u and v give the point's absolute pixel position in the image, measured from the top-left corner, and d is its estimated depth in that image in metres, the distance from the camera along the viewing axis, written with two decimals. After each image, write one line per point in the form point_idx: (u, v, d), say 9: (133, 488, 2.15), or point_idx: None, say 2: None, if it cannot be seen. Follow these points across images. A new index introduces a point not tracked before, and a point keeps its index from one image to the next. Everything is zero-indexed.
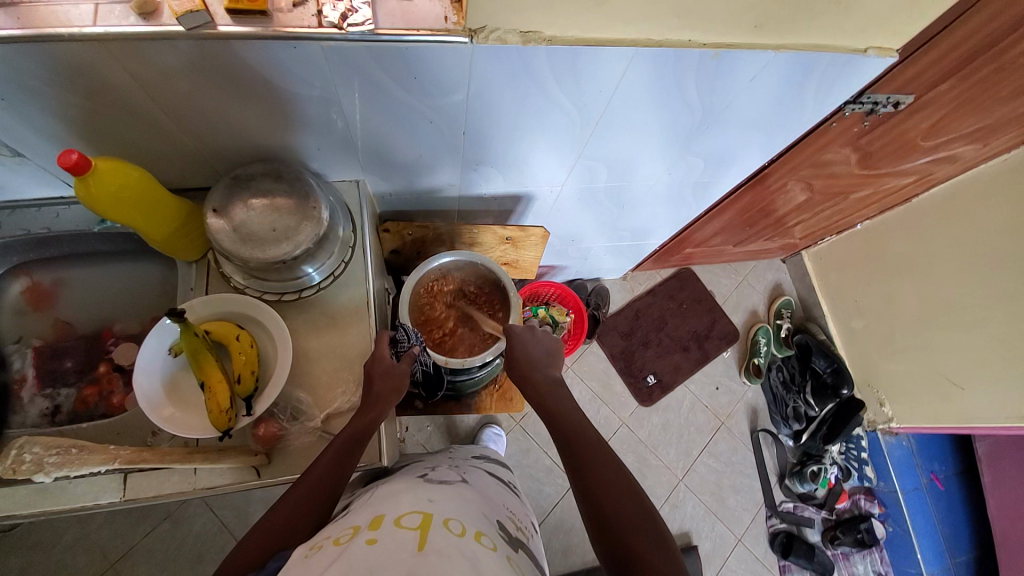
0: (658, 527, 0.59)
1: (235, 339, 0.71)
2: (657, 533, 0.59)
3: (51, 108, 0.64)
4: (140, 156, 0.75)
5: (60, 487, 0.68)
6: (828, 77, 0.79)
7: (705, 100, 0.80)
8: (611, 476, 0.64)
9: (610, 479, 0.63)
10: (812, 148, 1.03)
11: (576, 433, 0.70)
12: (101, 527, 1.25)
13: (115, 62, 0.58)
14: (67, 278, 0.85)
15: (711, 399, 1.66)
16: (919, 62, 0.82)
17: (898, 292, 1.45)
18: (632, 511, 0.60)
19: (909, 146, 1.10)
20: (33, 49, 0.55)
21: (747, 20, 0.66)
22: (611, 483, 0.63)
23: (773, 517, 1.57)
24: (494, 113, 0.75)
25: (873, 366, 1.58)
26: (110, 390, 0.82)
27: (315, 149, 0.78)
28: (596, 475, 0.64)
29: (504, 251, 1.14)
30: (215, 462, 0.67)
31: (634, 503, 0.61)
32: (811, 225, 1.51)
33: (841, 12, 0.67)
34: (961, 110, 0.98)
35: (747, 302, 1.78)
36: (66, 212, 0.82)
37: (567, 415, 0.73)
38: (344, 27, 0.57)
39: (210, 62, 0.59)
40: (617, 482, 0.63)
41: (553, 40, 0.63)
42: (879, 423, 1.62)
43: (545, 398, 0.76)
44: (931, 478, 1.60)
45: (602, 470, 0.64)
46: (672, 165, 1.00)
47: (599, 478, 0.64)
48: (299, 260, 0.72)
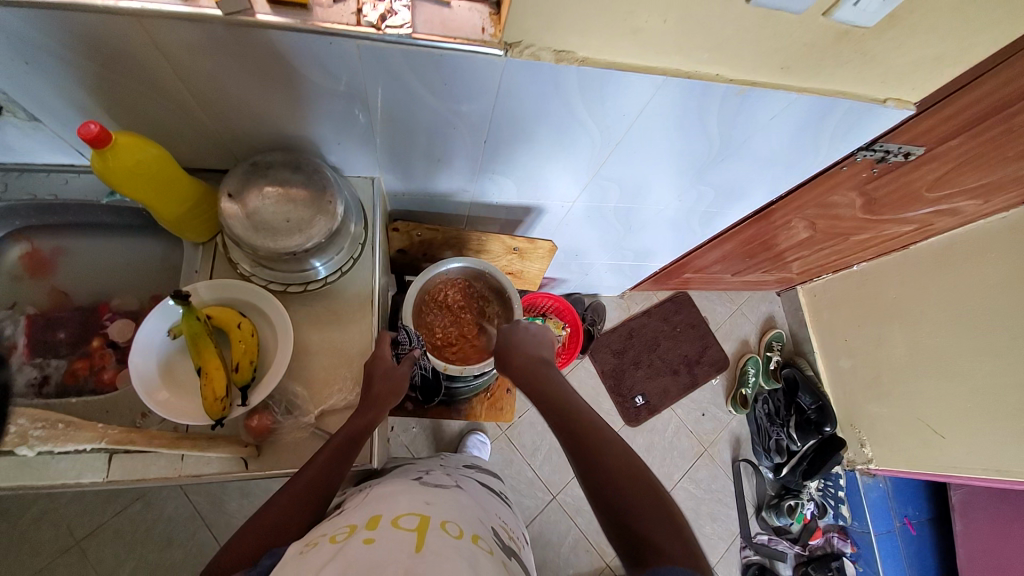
0: (671, 510, 0.57)
1: (236, 326, 0.70)
2: (672, 518, 0.56)
3: (76, 77, 0.63)
4: (157, 133, 0.74)
5: (42, 462, 0.66)
6: (845, 123, 0.81)
7: (724, 133, 0.81)
8: (616, 460, 0.61)
9: (616, 463, 0.61)
10: (820, 189, 1.05)
11: (577, 416, 0.67)
12: (69, 503, 1.22)
13: (146, 36, 0.57)
14: (68, 247, 0.84)
15: (697, 425, 1.67)
16: (932, 118, 0.84)
17: (889, 336, 1.48)
18: (642, 496, 0.58)
19: (913, 195, 1.12)
20: (65, 17, 0.54)
21: (774, 61, 0.67)
22: (618, 466, 0.60)
23: (748, 548, 1.57)
24: (517, 125, 0.76)
25: (858, 407, 1.61)
26: (101, 365, 0.80)
27: (334, 142, 0.78)
28: (600, 460, 0.61)
29: (509, 260, 1.14)
30: (206, 450, 0.65)
31: (643, 488, 0.59)
32: (810, 263, 1.53)
33: (864, 63, 0.68)
34: (967, 167, 1.00)
35: (740, 331, 1.80)
36: (75, 180, 0.82)
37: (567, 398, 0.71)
38: (381, 28, 0.57)
39: (242, 48, 0.59)
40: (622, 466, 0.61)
41: (585, 61, 0.63)
42: (859, 463, 1.63)
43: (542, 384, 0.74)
44: (904, 523, 1.61)
45: (606, 454, 0.62)
46: (682, 192, 1.01)
47: (605, 463, 0.61)
48: (309, 253, 0.72)
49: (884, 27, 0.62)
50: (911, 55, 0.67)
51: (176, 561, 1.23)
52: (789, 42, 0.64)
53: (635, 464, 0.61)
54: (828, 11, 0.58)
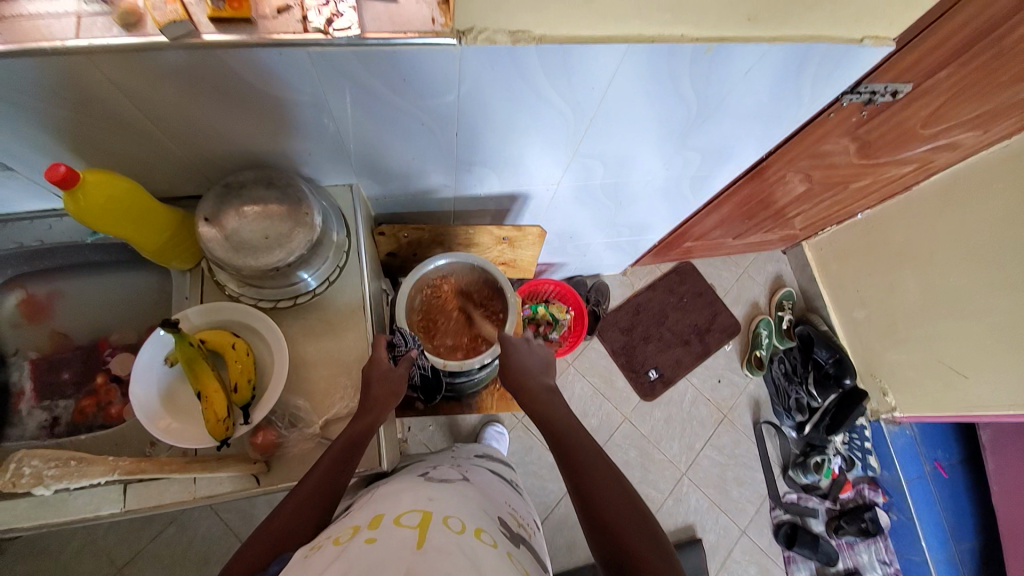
0: (654, 531, 0.59)
1: (231, 347, 0.71)
2: (657, 539, 0.58)
3: (40, 122, 0.63)
4: (130, 166, 0.74)
5: (62, 500, 0.68)
6: (824, 68, 0.78)
7: (700, 94, 0.79)
8: (606, 482, 0.64)
9: (606, 483, 0.64)
10: (811, 139, 1.02)
11: (571, 438, 0.71)
12: (107, 534, 1.26)
13: (99, 71, 0.57)
14: (63, 289, 0.85)
15: (713, 393, 1.66)
16: (916, 51, 0.80)
17: (900, 282, 1.44)
18: (627, 516, 0.60)
19: (908, 135, 1.08)
20: (16, 63, 0.54)
21: (740, 12, 0.64)
22: (607, 488, 0.63)
23: (778, 508, 1.57)
24: (486, 113, 0.74)
25: (875, 356, 1.58)
26: (108, 400, 0.82)
27: (307, 154, 0.77)
28: (591, 479, 0.65)
29: (501, 250, 1.14)
30: (215, 472, 0.67)
31: (630, 508, 0.61)
32: (811, 216, 1.50)
33: (834, 3, 0.65)
34: (960, 98, 0.96)
35: (748, 294, 1.77)
36: (58, 224, 0.82)
37: (562, 418, 0.74)
38: (329, 33, 0.56)
39: (197, 72, 0.58)
40: (612, 487, 0.64)
41: (542, 38, 0.62)
42: (883, 412, 1.61)
43: (539, 402, 0.77)
44: (935, 466, 1.59)
45: (597, 474, 0.65)
46: (669, 160, 0.99)
47: (595, 482, 0.64)
48: (293, 266, 0.72)
49: None
50: None
51: None
52: None
53: (624, 487, 0.64)
54: None
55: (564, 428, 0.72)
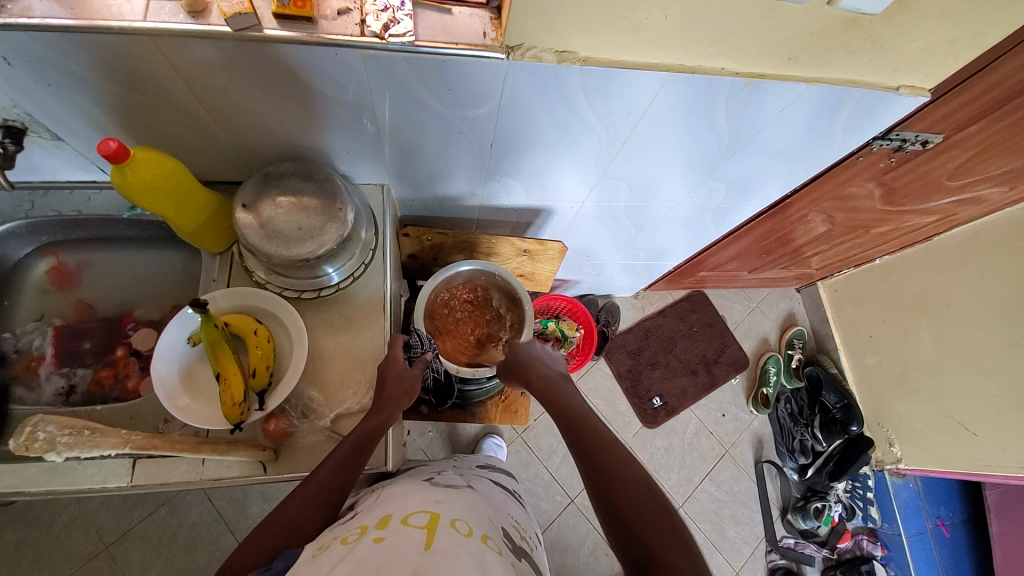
0: (677, 527, 0.57)
1: (253, 332, 0.72)
2: (681, 539, 0.56)
3: (96, 97, 0.65)
4: (175, 148, 0.76)
5: (70, 467, 0.69)
6: (857, 112, 0.79)
7: (733, 127, 0.80)
8: (627, 478, 0.62)
9: (627, 479, 0.62)
10: (836, 181, 1.03)
11: (590, 434, 0.68)
12: (99, 509, 1.26)
13: (162, 55, 0.59)
14: (93, 261, 0.87)
15: (717, 425, 1.64)
16: (950, 104, 0.81)
17: (916, 331, 1.43)
18: (650, 513, 0.58)
19: (934, 185, 1.09)
20: (85, 39, 0.57)
21: (780, 52, 0.66)
22: (627, 484, 0.61)
23: (774, 552, 1.53)
24: (522, 127, 0.76)
25: (885, 404, 1.55)
26: (125, 373, 0.83)
27: (345, 151, 0.79)
28: (610, 474, 0.62)
29: (520, 263, 1.15)
30: (225, 454, 0.68)
31: (652, 504, 0.59)
32: (829, 257, 1.49)
33: (874, 50, 0.67)
34: (990, 153, 0.97)
35: (759, 329, 1.76)
36: (97, 196, 0.83)
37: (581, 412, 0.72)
38: (385, 37, 0.58)
39: (252, 63, 0.61)
40: (635, 483, 0.61)
41: (587, 60, 0.63)
42: (887, 463, 1.58)
43: (559, 399, 0.75)
44: (937, 524, 1.55)
45: (618, 469, 0.63)
46: (693, 189, 1.00)
47: (616, 477, 0.62)
48: (321, 260, 0.73)
49: (893, 13, 0.61)
50: (922, 41, 0.66)
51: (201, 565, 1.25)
52: (794, 33, 0.63)
53: (645, 483, 0.62)
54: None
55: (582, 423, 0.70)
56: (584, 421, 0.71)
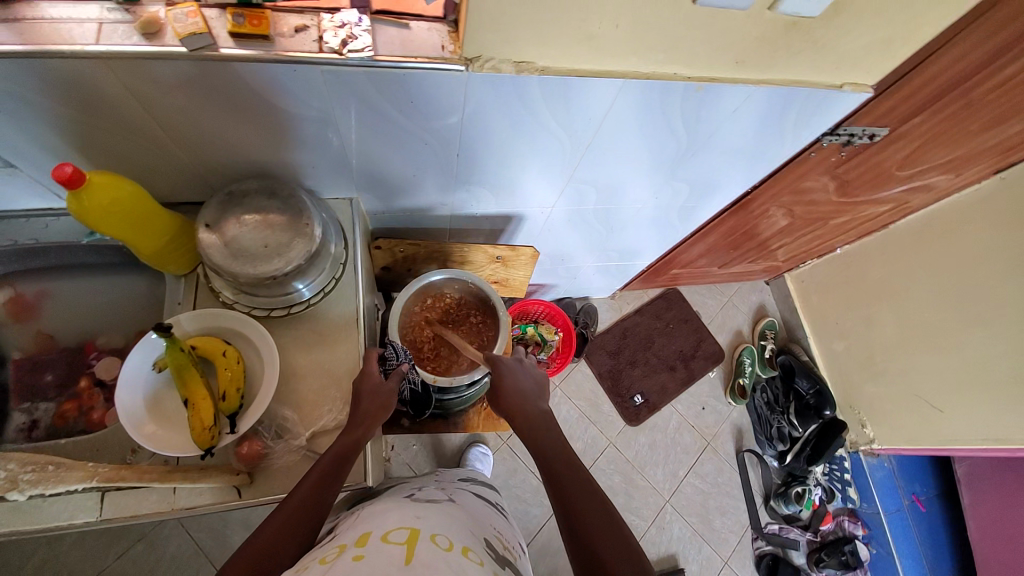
0: (635, 553, 0.61)
1: (221, 355, 0.70)
2: (631, 551, 0.60)
3: (47, 121, 0.63)
4: (134, 170, 0.75)
5: (33, 507, 0.66)
6: (807, 110, 0.83)
7: (691, 128, 0.83)
8: (591, 504, 0.65)
9: (591, 505, 0.65)
10: (792, 176, 1.08)
11: (554, 453, 0.73)
12: (70, 550, 1.20)
13: (115, 77, 0.58)
14: (51, 290, 0.84)
15: (698, 419, 1.67)
16: (891, 99, 0.86)
17: (878, 316, 1.49)
18: (610, 538, 0.62)
19: (884, 175, 1.15)
20: (34, 64, 0.55)
21: (730, 56, 0.69)
22: (591, 509, 0.65)
23: (760, 539, 1.57)
24: (487, 136, 0.77)
25: (854, 388, 1.61)
26: (90, 405, 0.80)
27: (311, 166, 0.79)
28: (574, 501, 0.66)
29: (494, 269, 1.16)
30: (196, 482, 0.66)
31: (613, 530, 0.63)
32: (794, 249, 1.55)
33: (817, 51, 0.71)
34: (931, 144, 1.03)
35: (733, 323, 1.81)
36: (55, 224, 0.81)
37: (547, 433, 0.76)
38: (343, 53, 0.59)
39: (210, 82, 0.60)
40: (598, 509, 0.65)
41: (545, 70, 0.65)
42: (861, 444, 1.65)
43: (530, 423, 0.78)
44: (912, 500, 1.62)
45: (584, 496, 0.66)
46: (659, 190, 1.02)
47: (580, 503, 0.65)
48: (290, 276, 0.73)
49: (830, 16, 0.64)
50: (859, 40, 0.70)
51: None
52: (741, 37, 0.66)
53: (608, 510, 0.65)
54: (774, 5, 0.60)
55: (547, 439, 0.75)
56: (548, 437, 0.76)
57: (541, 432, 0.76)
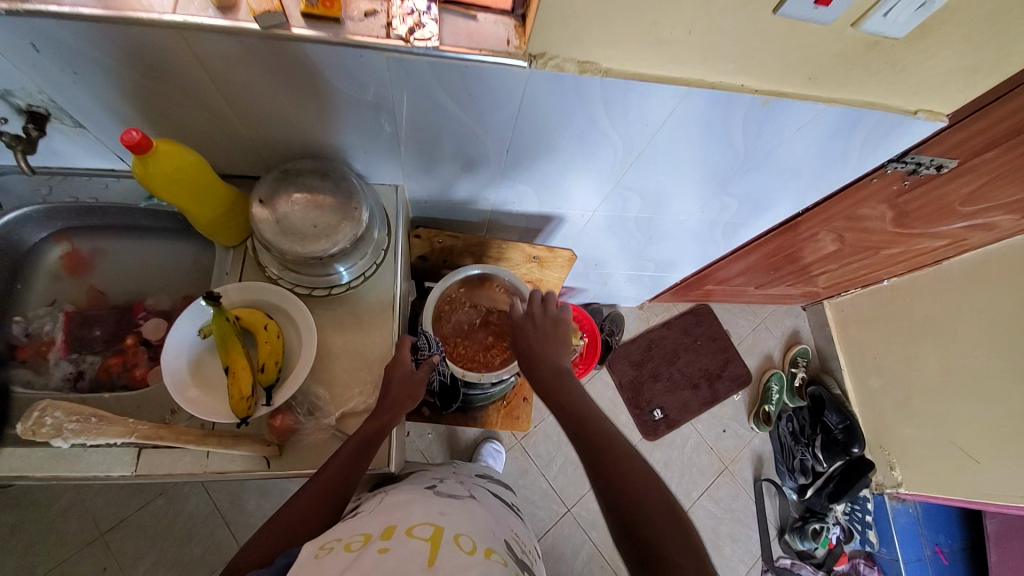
0: (684, 524, 0.57)
1: (263, 327, 0.72)
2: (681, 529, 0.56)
3: (121, 86, 0.66)
4: (195, 141, 0.77)
5: (75, 454, 0.69)
6: (873, 134, 0.79)
7: (748, 144, 0.80)
8: (634, 478, 0.60)
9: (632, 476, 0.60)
10: (849, 201, 1.03)
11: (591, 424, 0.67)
12: (96, 497, 1.26)
13: (188, 49, 0.60)
14: (108, 249, 0.88)
15: (717, 441, 1.63)
16: (966, 130, 0.81)
17: (922, 354, 1.42)
18: (659, 513, 0.57)
19: (946, 209, 1.09)
20: (113, 30, 0.57)
21: (801, 72, 0.66)
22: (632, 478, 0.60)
23: (769, 572, 1.52)
24: (538, 133, 0.76)
25: (887, 427, 1.54)
26: (134, 362, 0.83)
27: (361, 150, 0.80)
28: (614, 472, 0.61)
29: (529, 269, 1.15)
30: (232, 447, 0.68)
31: (658, 501, 0.58)
32: (836, 276, 1.49)
33: (894, 73, 0.67)
34: (1004, 181, 0.97)
35: (763, 346, 1.76)
36: (115, 184, 0.85)
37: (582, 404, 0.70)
38: (409, 41, 0.59)
39: (276, 60, 0.61)
40: (638, 481, 0.60)
41: (608, 72, 0.64)
42: (887, 486, 1.56)
43: (559, 391, 0.73)
44: (935, 551, 1.55)
45: (623, 467, 0.61)
46: (705, 203, 1.00)
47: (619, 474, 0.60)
48: (335, 258, 0.74)
49: (915, 37, 0.61)
50: (942, 66, 0.66)
51: (194, 557, 1.25)
52: (816, 53, 0.63)
53: (650, 479, 0.60)
54: (857, 21, 0.58)
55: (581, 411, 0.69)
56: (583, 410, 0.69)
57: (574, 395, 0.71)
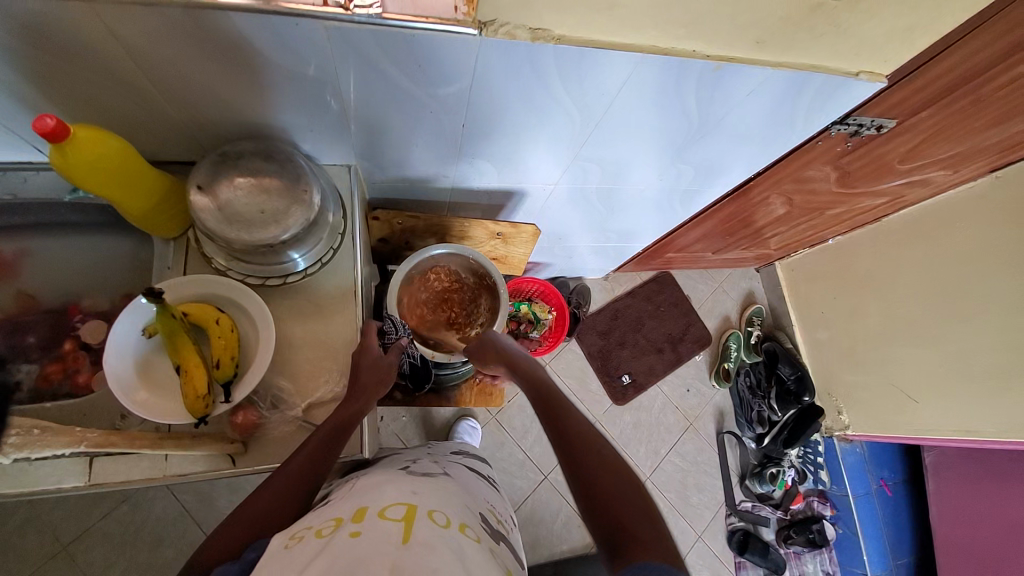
0: (653, 515, 0.59)
1: (214, 322, 0.68)
2: (647, 516, 0.58)
3: (25, 65, 0.59)
4: (120, 124, 0.70)
5: (19, 469, 0.64)
6: (819, 97, 0.82)
7: (702, 111, 0.81)
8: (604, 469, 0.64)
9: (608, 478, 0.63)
10: (798, 164, 1.07)
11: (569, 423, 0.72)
12: (52, 510, 1.19)
13: (100, 22, 0.54)
14: (34, 249, 0.80)
15: (682, 400, 1.71)
16: (902, 90, 0.85)
17: (864, 307, 1.52)
18: (625, 501, 0.60)
19: (884, 168, 1.15)
20: (7, 0, 0.50)
21: (751, 34, 0.67)
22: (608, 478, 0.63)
23: (733, 515, 1.63)
24: (494, 105, 0.74)
25: (835, 375, 1.66)
26: (75, 367, 0.78)
27: (307, 129, 0.75)
28: (590, 470, 0.64)
29: (493, 246, 1.14)
30: (189, 450, 0.65)
31: (632, 497, 0.60)
32: (787, 238, 1.56)
33: (837, 36, 0.69)
34: (935, 139, 1.03)
35: (722, 308, 1.83)
36: (34, 177, 0.78)
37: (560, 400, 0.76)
38: (349, 8, 0.55)
39: (203, 32, 0.56)
40: (609, 473, 0.63)
41: (562, 38, 0.62)
42: (836, 429, 1.70)
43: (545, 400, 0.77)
44: (880, 484, 1.70)
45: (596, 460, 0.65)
46: (663, 171, 1.01)
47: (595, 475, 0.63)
48: (287, 245, 0.71)
49: None
50: (880, 28, 0.69)
51: (168, 561, 1.21)
52: (764, 15, 0.64)
53: (625, 477, 0.63)
54: None
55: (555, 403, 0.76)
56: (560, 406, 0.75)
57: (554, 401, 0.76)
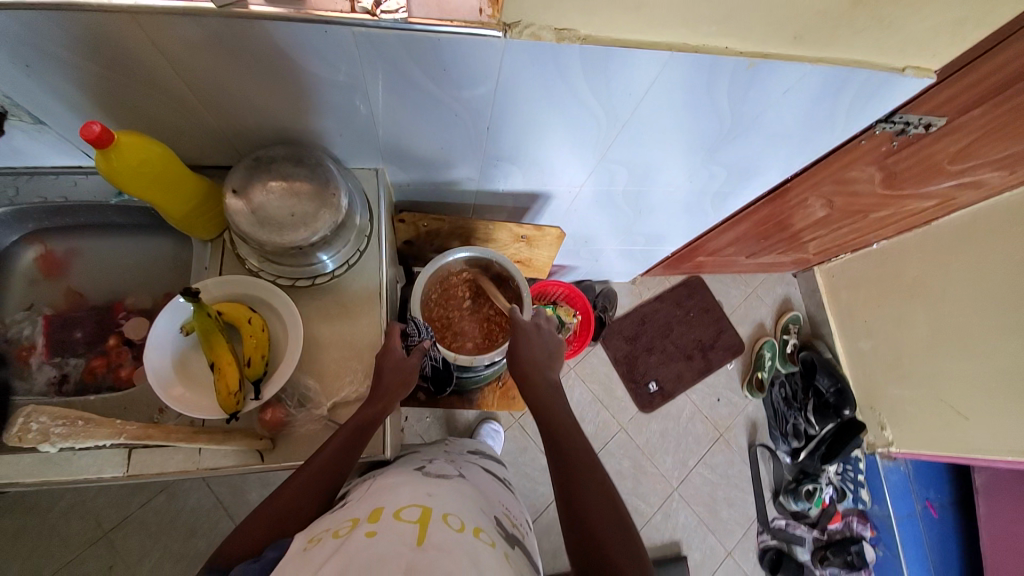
0: (630, 535, 0.60)
1: (246, 321, 0.71)
2: (626, 534, 0.60)
3: (78, 77, 0.63)
4: (163, 132, 0.74)
5: (65, 458, 0.68)
6: (861, 94, 0.77)
7: (734, 111, 0.78)
8: (590, 483, 0.65)
9: (600, 504, 0.63)
10: (838, 165, 1.02)
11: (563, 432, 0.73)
12: (97, 496, 1.26)
13: (143, 34, 0.56)
14: (81, 248, 0.85)
15: (712, 409, 1.65)
16: (953, 87, 0.80)
17: (911, 316, 1.43)
18: (605, 519, 0.61)
19: (935, 169, 1.08)
20: (61, 16, 0.54)
21: (786, 31, 0.64)
22: (593, 492, 0.64)
23: (765, 533, 1.56)
24: (519, 108, 0.74)
25: (878, 388, 1.57)
26: (118, 363, 0.82)
27: (336, 134, 0.77)
28: (577, 481, 0.66)
29: (518, 249, 1.14)
30: (221, 444, 0.67)
31: (612, 515, 0.62)
32: (827, 242, 1.49)
33: (881, 29, 0.65)
34: (993, 137, 0.96)
35: (755, 315, 1.77)
36: (82, 182, 0.81)
37: (556, 408, 0.77)
38: (376, 14, 0.56)
39: (238, 41, 0.58)
40: (597, 488, 0.65)
41: (587, 39, 0.61)
42: (879, 446, 1.60)
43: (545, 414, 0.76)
44: (925, 506, 1.59)
45: (584, 472, 0.67)
46: (693, 173, 0.98)
47: (586, 501, 0.63)
48: (315, 247, 0.72)
49: None
50: (930, 20, 0.64)
51: (201, 550, 1.26)
52: (800, 10, 0.61)
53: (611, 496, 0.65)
54: None
55: (552, 411, 0.76)
56: (556, 414, 0.76)
57: (552, 408, 0.77)
